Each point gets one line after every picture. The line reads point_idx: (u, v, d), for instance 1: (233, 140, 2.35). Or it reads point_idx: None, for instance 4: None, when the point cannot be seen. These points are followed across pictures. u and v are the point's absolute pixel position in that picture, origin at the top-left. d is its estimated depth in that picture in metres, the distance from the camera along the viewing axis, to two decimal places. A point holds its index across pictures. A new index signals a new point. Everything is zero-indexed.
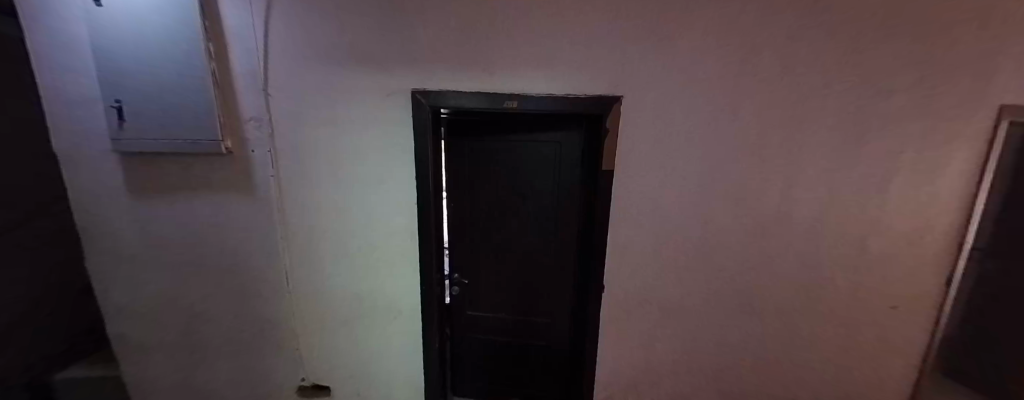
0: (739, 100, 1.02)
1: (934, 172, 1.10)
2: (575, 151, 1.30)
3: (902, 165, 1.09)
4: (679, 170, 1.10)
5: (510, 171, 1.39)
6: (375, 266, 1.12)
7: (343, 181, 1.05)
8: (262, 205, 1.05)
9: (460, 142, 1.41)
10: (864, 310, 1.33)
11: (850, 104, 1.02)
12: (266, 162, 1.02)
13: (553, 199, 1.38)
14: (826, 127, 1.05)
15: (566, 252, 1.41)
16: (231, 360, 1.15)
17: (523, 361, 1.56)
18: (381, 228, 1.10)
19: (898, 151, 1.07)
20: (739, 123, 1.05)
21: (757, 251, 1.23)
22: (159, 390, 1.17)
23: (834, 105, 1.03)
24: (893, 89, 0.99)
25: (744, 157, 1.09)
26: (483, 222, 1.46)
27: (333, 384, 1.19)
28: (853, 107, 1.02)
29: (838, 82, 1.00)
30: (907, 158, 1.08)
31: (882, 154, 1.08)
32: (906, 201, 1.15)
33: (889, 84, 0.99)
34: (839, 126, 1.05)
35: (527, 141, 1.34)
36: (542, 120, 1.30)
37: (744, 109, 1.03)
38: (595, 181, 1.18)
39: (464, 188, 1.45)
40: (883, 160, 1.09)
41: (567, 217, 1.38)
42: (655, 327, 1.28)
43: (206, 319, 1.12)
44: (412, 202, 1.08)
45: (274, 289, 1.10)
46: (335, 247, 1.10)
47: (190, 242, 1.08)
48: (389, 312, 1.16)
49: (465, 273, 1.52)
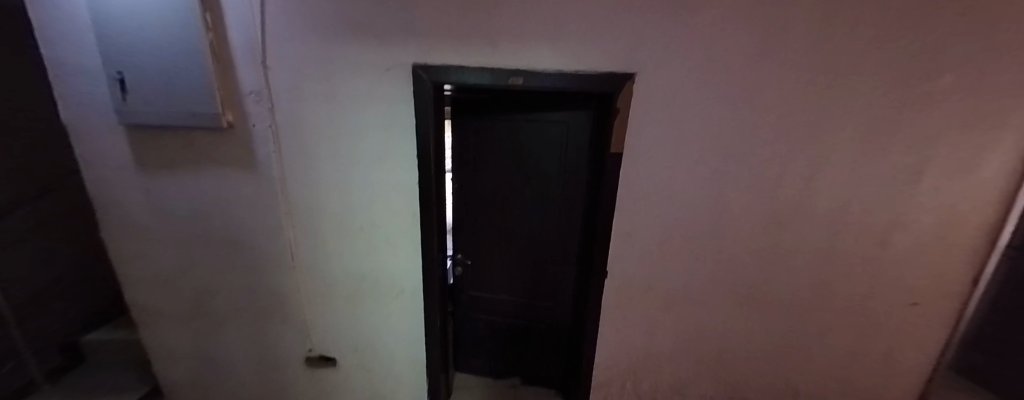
0: (763, 81, 0.93)
1: (976, 165, 1.01)
2: (583, 132, 1.25)
3: (941, 156, 1.00)
4: (691, 155, 1.05)
5: (514, 151, 1.35)
6: (376, 245, 1.12)
7: (343, 158, 1.04)
8: (264, 181, 1.05)
9: (464, 122, 1.37)
10: (880, 306, 1.28)
11: (893, 87, 0.91)
12: (267, 137, 1.01)
13: (558, 182, 1.34)
14: (859, 112, 0.95)
15: (570, 236, 1.39)
16: (241, 329, 1.19)
17: (524, 342, 1.58)
18: (381, 207, 1.09)
19: (938, 142, 0.98)
20: (761, 106, 0.97)
21: (769, 241, 1.18)
22: (175, 355, 1.23)
23: (875, 88, 0.91)
24: (948, 70, 0.88)
25: (763, 142, 1.02)
26: (486, 203, 1.45)
27: (338, 357, 1.23)
28: (895, 91, 0.92)
29: (884, 60, 0.88)
30: (948, 150, 0.99)
31: (920, 143, 0.99)
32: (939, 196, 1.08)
33: (941, 64, 0.87)
34: (875, 112, 0.95)
35: (533, 121, 1.30)
36: (550, 99, 1.25)
37: (768, 90, 0.95)
38: (602, 163, 1.13)
39: (468, 169, 1.42)
40: (922, 150, 1.00)
41: (572, 201, 1.34)
42: (658, 314, 1.26)
43: (215, 290, 1.15)
44: (413, 182, 1.06)
45: (279, 263, 1.12)
46: (337, 225, 1.10)
47: (198, 215, 1.09)
48: (391, 289, 1.17)
49: (468, 255, 1.53)
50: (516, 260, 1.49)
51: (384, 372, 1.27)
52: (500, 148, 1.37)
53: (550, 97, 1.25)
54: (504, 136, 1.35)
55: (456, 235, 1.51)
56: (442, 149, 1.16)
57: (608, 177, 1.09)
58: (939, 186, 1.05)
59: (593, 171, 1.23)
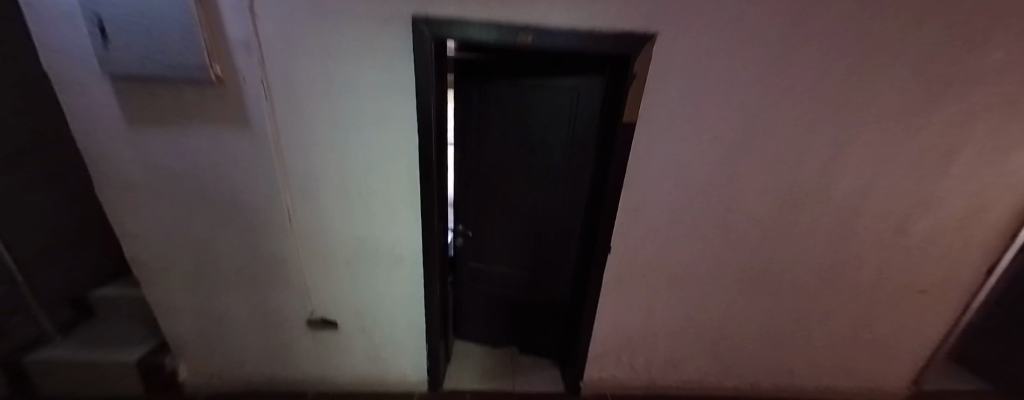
0: (807, 49, 0.83)
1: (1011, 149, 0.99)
2: (594, 100, 1.16)
3: (977, 138, 0.97)
4: (710, 128, 0.98)
5: (519, 120, 1.28)
6: (376, 211, 1.10)
7: (340, 119, 0.98)
8: (259, 141, 1.00)
9: (468, 85, 1.29)
10: (888, 293, 1.26)
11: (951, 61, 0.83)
12: (258, 93, 0.95)
13: (565, 154, 1.28)
14: (906, 89, 0.88)
15: (575, 210, 1.35)
16: (243, 290, 1.21)
17: (522, 313, 1.60)
18: (380, 172, 1.05)
19: (979, 123, 0.94)
20: (799, 78, 0.88)
21: (780, 222, 1.14)
22: (180, 312, 1.25)
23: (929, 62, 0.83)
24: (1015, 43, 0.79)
25: (789, 117, 0.94)
26: (489, 174, 1.40)
27: (339, 320, 1.25)
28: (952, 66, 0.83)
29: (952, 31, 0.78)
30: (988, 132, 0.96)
31: (960, 125, 0.94)
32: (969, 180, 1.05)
33: (1010, 35, 0.77)
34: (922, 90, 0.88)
35: (541, 87, 1.22)
36: (561, 62, 1.16)
37: (806, 60, 0.85)
38: (612, 135, 1.07)
39: (471, 137, 1.36)
40: (961, 132, 0.95)
41: (578, 175, 1.29)
42: (659, 292, 1.26)
43: (216, 251, 1.15)
44: (412, 147, 1.02)
45: (277, 226, 1.11)
46: (335, 190, 1.07)
47: (192, 175, 1.06)
48: (390, 256, 1.16)
49: (469, 226, 1.51)
50: (517, 233, 1.47)
51: (385, 337, 1.30)
52: (505, 116, 1.30)
53: (561, 61, 1.16)
54: (510, 103, 1.27)
55: (457, 205, 1.48)
56: (443, 113, 1.10)
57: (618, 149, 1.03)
58: (972, 172, 1.03)
59: (602, 143, 1.17)
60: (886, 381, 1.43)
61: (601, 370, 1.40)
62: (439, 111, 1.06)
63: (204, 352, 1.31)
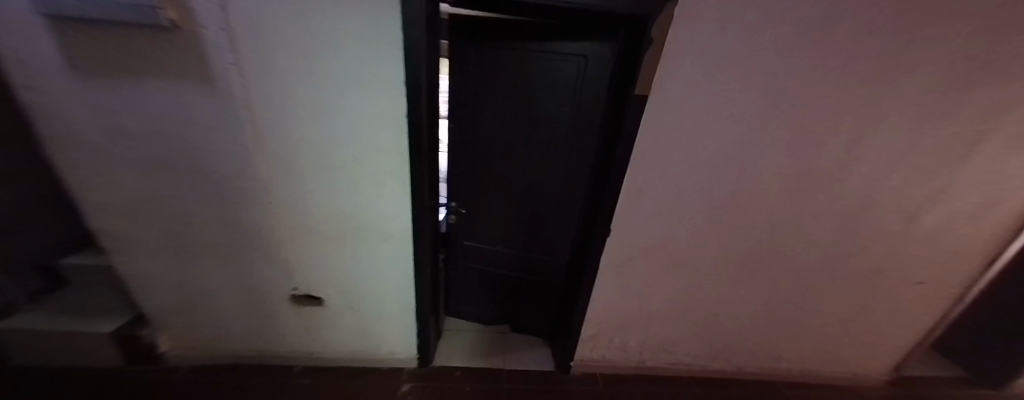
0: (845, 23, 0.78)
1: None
2: (604, 69, 1.05)
3: (996, 128, 0.97)
4: (730, 105, 0.90)
5: (520, 89, 1.18)
6: (361, 184, 1.01)
7: (318, 78, 0.87)
8: (227, 100, 0.89)
9: (465, 47, 1.16)
10: (886, 284, 1.26)
11: (977, 47, 0.82)
12: (223, 44, 0.82)
13: (568, 129, 1.19)
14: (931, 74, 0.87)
15: (576, 190, 1.29)
16: (221, 263, 1.13)
17: (515, 293, 1.57)
18: (366, 141, 0.95)
19: (998, 112, 0.94)
20: (830, 55, 0.83)
21: (788, 208, 1.11)
22: (153, 283, 1.18)
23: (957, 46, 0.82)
24: None
25: (816, 93, 0.89)
26: (485, 149, 1.31)
27: (324, 296, 1.20)
28: (978, 52, 0.83)
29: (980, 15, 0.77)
30: (1006, 121, 0.96)
31: (977, 113, 0.94)
32: (983, 172, 1.04)
33: None
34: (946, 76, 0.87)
35: (545, 52, 1.10)
36: (569, 24, 1.04)
37: (840, 34, 0.79)
38: (622, 108, 0.97)
39: (466, 107, 1.25)
40: (977, 120, 0.96)
41: (581, 152, 1.21)
42: (658, 277, 1.22)
43: (189, 222, 1.06)
44: (402, 114, 0.91)
45: (254, 197, 1.02)
46: (316, 159, 0.97)
47: (153, 137, 0.94)
48: (378, 233, 1.09)
49: (463, 203, 1.43)
50: (513, 213, 1.40)
51: (373, 314, 1.26)
52: (504, 84, 1.18)
53: (570, 22, 1.03)
54: (510, 70, 1.16)
55: (450, 181, 1.40)
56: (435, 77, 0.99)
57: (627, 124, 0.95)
58: (987, 163, 1.03)
59: (610, 117, 1.07)
60: (870, 367, 1.46)
61: (593, 351, 1.40)
62: (431, 75, 0.95)
63: (185, 325, 1.26)
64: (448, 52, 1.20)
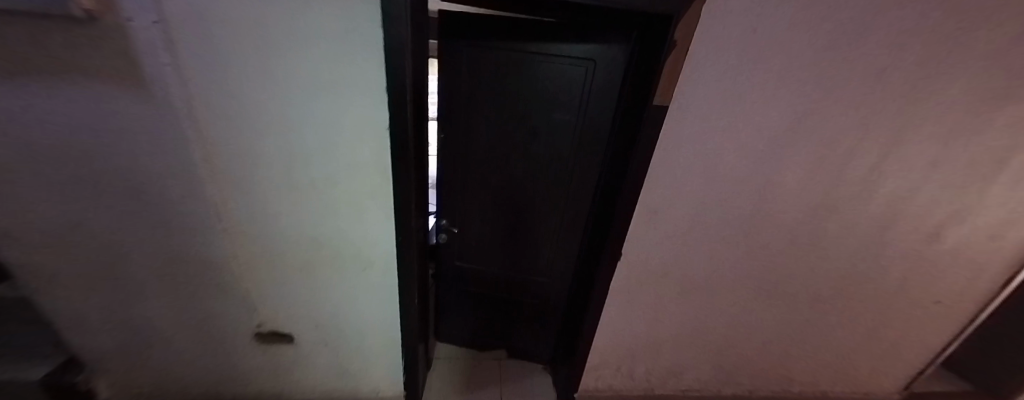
0: (883, 33, 0.69)
1: None
2: (613, 76, 0.94)
3: None
4: (754, 121, 0.82)
5: (520, 95, 1.05)
6: (337, 207, 0.86)
7: (280, 83, 0.72)
8: (165, 110, 0.73)
9: (457, 49, 1.03)
10: (901, 305, 1.20)
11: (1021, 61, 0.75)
12: (156, 41, 0.66)
13: (573, 140, 1.08)
14: (968, 89, 0.79)
15: (580, 206, 1.17)
16: (170, 299, 0.97)
17: (512, 317, 1.44)
18: (341, 157, 0.80)
19: None
20: (863, 67, 0.74)
21: (809, 228, 1.02)
22: (88, 322, 1.00)
23: (1001, 60, 0.74)
24: None
25: (849, 106, 0.81)
26: (479, 161, 1.18)
27: (294, 333, 1.05)
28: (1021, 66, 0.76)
29: None
30: None
31: (1009, 131, 0.88)
32: (1007, 191, 0.99)
33: None
34: (983, 91, 0.80)
35: (548, 55, 0.98)
36: (576, 24, 0.92)
37: (877, 46, 0.71)
38: (637, 119, 0.86)
39: (458, 115, 1.12)
40: (1009, 138, 0.89)
41: (585, 167, 1.10)
42: (669, 303, 1.13)
43: (126, 253, 0.89)
44: (383, 127, 0.77)
45: (205, 224, 0.85)
46: (280, 178, 0.82)
47: (67, 155, 0.75)
48: (357, 261, 0.95)
49: (456, 220, 1.29)
50: (510, 230, 1.28)
51: (353, 349, 1.11)
52: (501, 90, 1.06)
53: (576, 23, 0.92)
54: (508, 74, 1.03)
55: (440, 196, 1.26)
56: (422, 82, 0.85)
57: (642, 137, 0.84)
58: (1011, 183, 0.97)
59: (621, 129, 0.96)
60: (881, 387, 1.40)
61: (598, 380, 1.28)
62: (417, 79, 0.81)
63: (129, 368, 1.08)
64: (438, 54, 1.06)
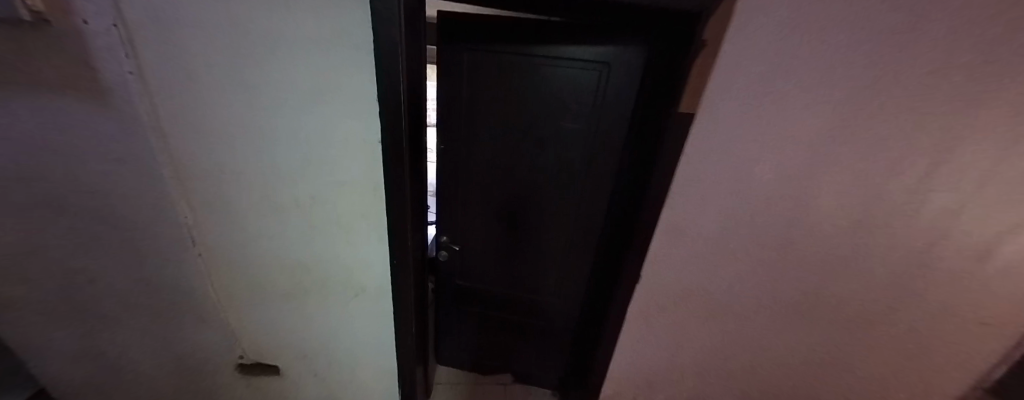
0: None
1: None
2: (630, 82, 0.86)
3: None
4: (804, 135, 0.67)
5: (527, 102, 0.97)
6: (324, 229, 0.77)
7: (259, 92, 0.63)
8: (127, 125, 0.64)
9: (458, 54, 0.95)
10: (946, 330, 1.09)
11: None
12: (114, 46, 0.58)
13: (584, 151, 0.99)
14: None
15: (591, 222, 1.08)
16: (142, 330, 0.88)
17: (518, 339, 1.35)
18: (327, 174, 0.71)
19: None
20: None
21: (858, 254, 0.89)
22: (48, 358, 0.90)
23: None
24: None
25: (950, 119, 0.61)
26: (483, 173, 1.09)
27: (282, 364, 0.96)
28: None
29: None
30: None
31: None
32: None
33: None
34: None
35: (559, 58, 0.90)
36: (590, 25, 0.84)
37: None
38: (659, 128, 0.77)
39: (460, 124, 1.04)
40: None
41: (598, 180, 1.01)
42: (691, 329, 1.03)
43: (90, 281, 0.80)
44: (375, 142, 0.69)
45: (178, 249, 0.77)
46: (260, 198, 0.73)
47: (18, 174, 0.67)
48: (348, 288, 0.85)
49: (457, 236, 1.21)
50: (517, 247, 1.18)
51: (346, 380, 1.02)
52: (507, 97, 0.98)
53: (589, 24, 0.84)
54: (514, 79, 0.95)
55: (440, 210, 1.18)
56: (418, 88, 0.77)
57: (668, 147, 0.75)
58: None
59: (640, 138, 0.87)
60: None
61: None
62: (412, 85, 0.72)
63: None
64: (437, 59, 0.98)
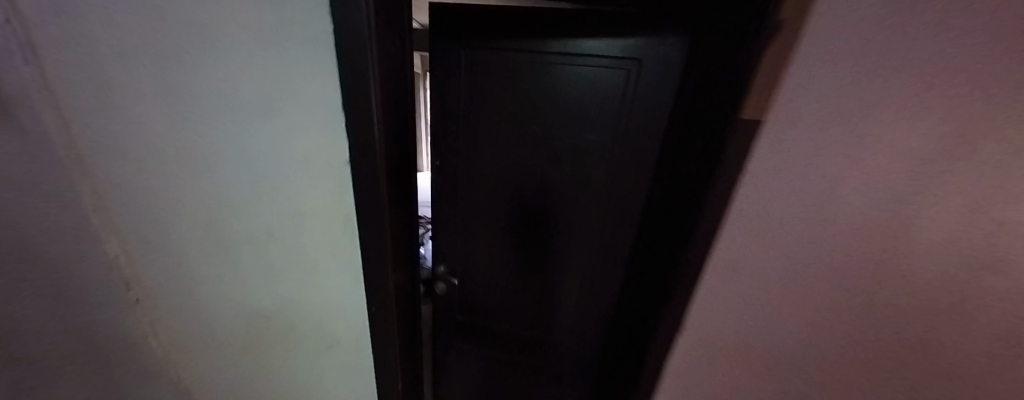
0: None
1: None
2: (664, 83, 0.71)
3: None
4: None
5: (536, 110, 0.81)
6: (284, 270, 0.62)
7: None
8: None
9: (455, 54, 0.81)
10: None
11: None
12: None
13: (605, 167, 0.83)
14: None
15: (613, 250, 0.91)
16: None
17: (526, 384, 1.16)
18: (282, 204, 0.56)
19: None
20: None
21: None
22: None
23: None
24: None
25: None
26: (484, 193, 0.94)
27: None
28: None
29: None
30: None
31: None
32: None
33: None
34: None
35: (575, 57, 0.75)
36: (615, 14, 0.69)
37: None
38: (705, 140, 0.59)
39: (457, 136, 0.89)
40: None
41: (621, 201, 0.85)
42: None
43: None
44: (343, 163, 0.54)
45: None
46: (201, 235, 0.58)
47: None
48: (318, 337, 0.70)
49: (456, 265, 1.04)
50: (525, 277, 1.01)
51: None
52: (512, 104, 0.82)
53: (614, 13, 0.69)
54: (521, 83, 0.80)
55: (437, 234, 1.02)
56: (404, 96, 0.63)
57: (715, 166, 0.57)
58: None
59: (676, 152, 0.69)
60: None
61: None
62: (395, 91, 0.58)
63: None
64: (429, 61, 0.83)
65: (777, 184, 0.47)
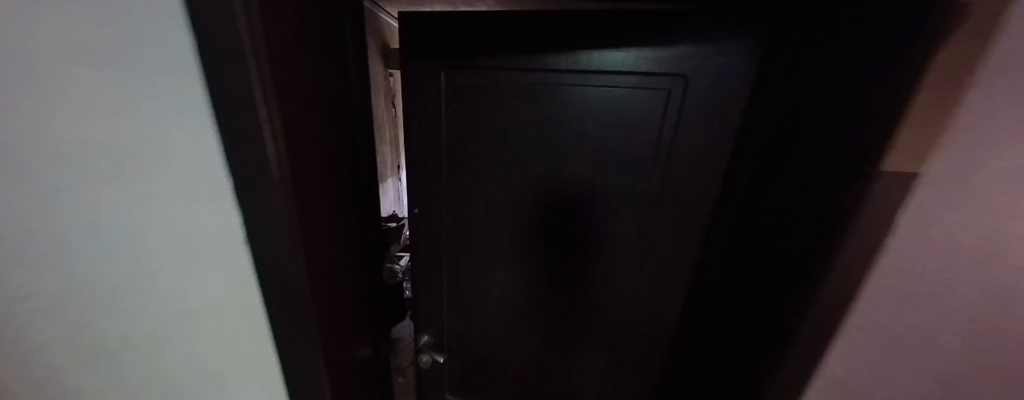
0: None
1: None
2: (721, 108, 0.50)
3: None
4: None
5: (541, 145, 0.62)
6: (188, 382, 0.46)
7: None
8: None
9: (434, 78, 0.64)
10: None
11: None
12: None
13: (632, 221, 0.62)
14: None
15: (644, 324, 0.69)
16: None
17: None
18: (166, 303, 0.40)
19: None
20: None
21: None
22: None
23: None
24: None
25: None
26: (477, 248, 0.75)
27: None
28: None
29: None
30: None
31: None
32: None
33: None
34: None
35: (594, 74, 0.55)
36: (646, 16, 0.50)
37: None
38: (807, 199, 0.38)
39: (440, 180, 0.71)
40: None
41: (659, 266, 0.63)
42: None
43: None
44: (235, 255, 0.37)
45: None
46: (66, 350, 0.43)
47: None
48: None
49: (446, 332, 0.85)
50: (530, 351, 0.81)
51: None
52: (509, 136, 0.63)
53: (646, 15, 0.50)
54: (521, 110, 0.61)
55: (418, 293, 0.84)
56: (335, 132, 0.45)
57: (823, 243, 0.34)
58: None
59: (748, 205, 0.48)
60: None
61: None
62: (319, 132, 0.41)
63: None
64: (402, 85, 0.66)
65: (921, 265, 0.28)
